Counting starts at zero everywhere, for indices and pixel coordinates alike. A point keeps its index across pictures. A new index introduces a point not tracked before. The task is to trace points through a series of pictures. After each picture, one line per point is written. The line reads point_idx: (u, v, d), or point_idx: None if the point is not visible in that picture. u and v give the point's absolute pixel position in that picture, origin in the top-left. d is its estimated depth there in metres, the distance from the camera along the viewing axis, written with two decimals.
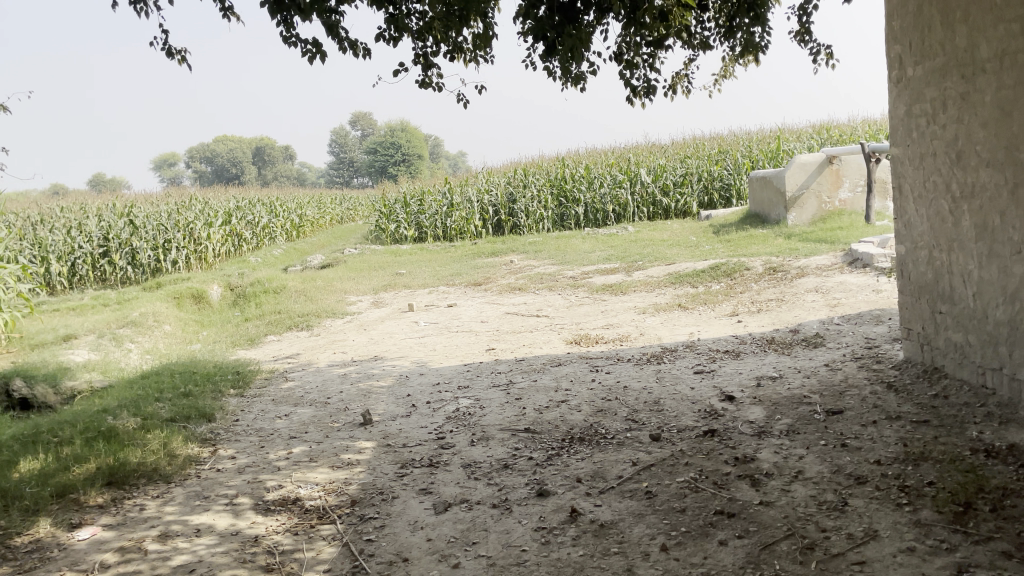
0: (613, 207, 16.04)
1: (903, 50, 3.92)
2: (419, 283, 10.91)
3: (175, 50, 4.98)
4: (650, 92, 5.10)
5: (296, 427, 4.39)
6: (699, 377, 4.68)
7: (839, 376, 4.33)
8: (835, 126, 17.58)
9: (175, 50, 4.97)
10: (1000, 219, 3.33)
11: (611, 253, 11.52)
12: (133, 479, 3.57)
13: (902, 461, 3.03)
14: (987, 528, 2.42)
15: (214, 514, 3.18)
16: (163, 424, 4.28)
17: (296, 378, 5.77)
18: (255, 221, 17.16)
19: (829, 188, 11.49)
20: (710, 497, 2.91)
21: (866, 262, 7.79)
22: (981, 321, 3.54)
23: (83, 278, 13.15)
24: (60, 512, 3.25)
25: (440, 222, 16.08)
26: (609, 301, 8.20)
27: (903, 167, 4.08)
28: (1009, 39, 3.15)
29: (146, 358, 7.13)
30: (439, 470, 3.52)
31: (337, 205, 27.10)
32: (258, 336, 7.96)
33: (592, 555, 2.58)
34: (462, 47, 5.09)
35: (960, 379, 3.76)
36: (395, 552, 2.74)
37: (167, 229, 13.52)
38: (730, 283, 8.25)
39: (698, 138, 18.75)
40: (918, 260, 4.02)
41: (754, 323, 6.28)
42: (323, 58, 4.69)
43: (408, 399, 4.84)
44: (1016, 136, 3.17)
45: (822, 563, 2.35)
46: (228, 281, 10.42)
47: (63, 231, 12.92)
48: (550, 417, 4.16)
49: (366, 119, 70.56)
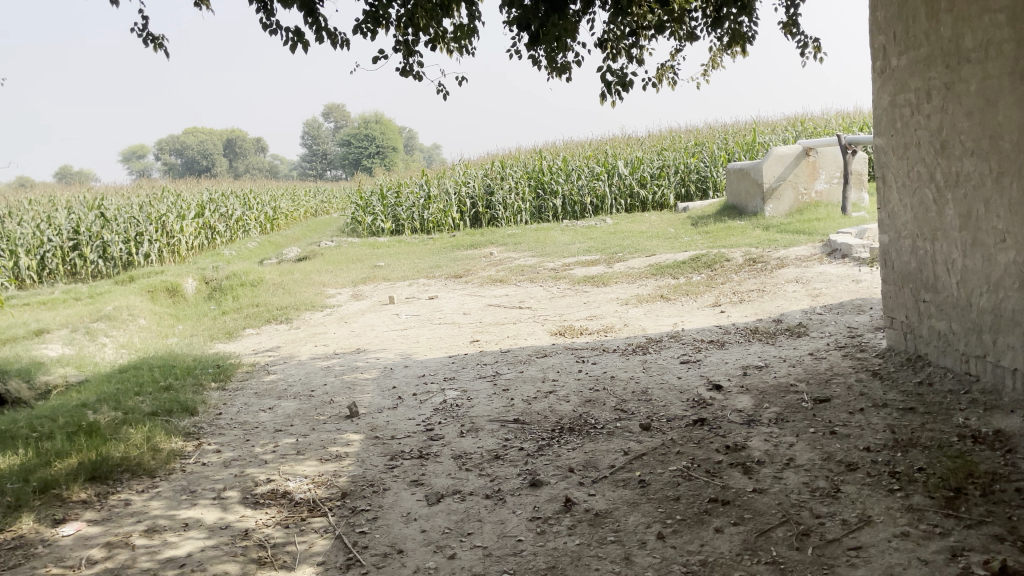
0: (591, 200, 16.07)
1: (887, 41, 3.96)
2: (399, 276, 10.82)
3: (153, 37, 4.83)
4: (624, 87, 5.08)
5: (281, 420, 4.33)
6: (685, 367, 4.70)
7: (824, 364, 4.38)
8: (809, 119, 17.78)
9: (153, 37, 4.83)
10: (984, 208, 3.37)
11: (591, 245, 11.56)
12: (117, 473, 3.49)
13: (891, 448, 3.07)
14: (979, 512, 2.46)
15: (203, 508, 3.12)
16: (145, 418, 4.19)
17: (279, 371, 5.69)
18: (229, 213, 16.86)
19: (806, 180, 11.61)
20: (703, 485, 2.92)
21: (845, 252, 7.89)
22: (965, 309, 3.59)
23: (53, 272, 12.85)
24: (44, 507, 3.16)
25: (417, 215, 15.91)
26: (591, 293, 8.21)
27: (887, 158, 4.12)
28: (994, 30, 3.18)
29: (122, 353, 6.99)
30: (430, 462, 3.49)
31: (312, 197, 26.77)
32: (236, 329, 7.85)
33: (589, 544, 2.57)
34: (443, 37, 5.02)
35: (944, 366, 3.82)
36: (389, 544, 2.71)
37: (139, 222, 13.24)
38: (711, 274, 8.29)
39: (674, 131, 18.82)
40: (902, 249, 4.08)
41: (737, 313, 6.33)
42: (308, 49, 4.59)
43: (395, 391, 4.79)
44: (1001, 126, 3.21)
45: (818, 549, 2.37)
46: (204, 273, 10.22)
47: (32, 224, 12.61)
48: (539, 407, 4.15)
49: (340, 111, 69.81)
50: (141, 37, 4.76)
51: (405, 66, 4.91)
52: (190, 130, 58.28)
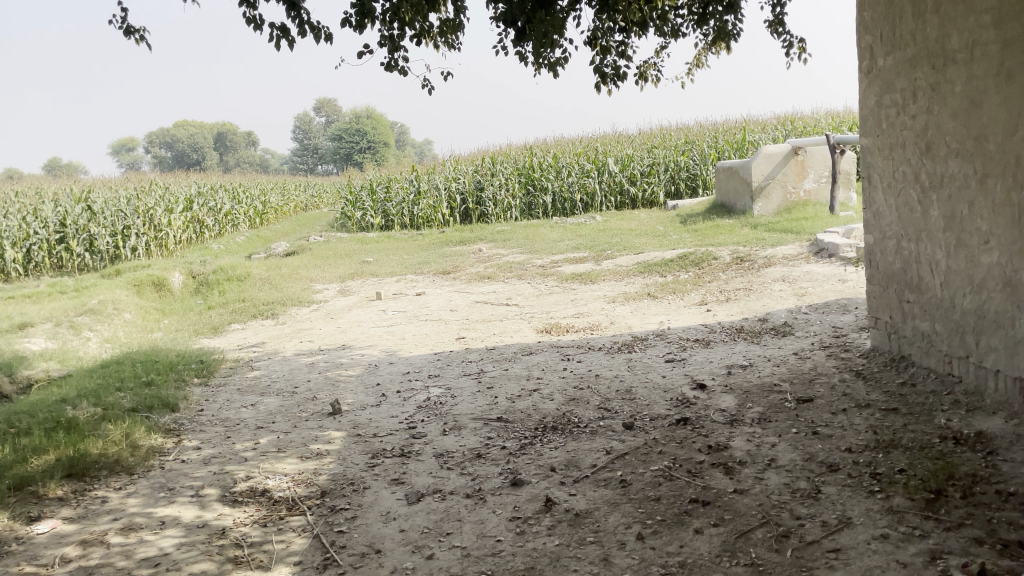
0: (580, 197, 16.10)
1: (874, 40, 3.96)
2: (387, 271, 10.75)
3: (133, 29, 4.74)
4: (619, 78, 5.06)
5: (263, 417, 4.29)
6: (670, 365, 4.70)
7: (809, 364, 4.38)
8: (799, 118, 17.82)
9: (133, 29, 4.74)
10: (968, 209, 3.37)
11: (579, 242, 11.55)
12: (95, 470, 3.44)
13: (873, 449, 3.07)
14: (958, 515, 2.46)
15: (180, 506, 3.08)
16: (124, 414, 4.14)
17: (263, 367, 5.64)
18: (218, 207, 16.71)
19: (794, 179, 11.64)
20: (684, 485, 2.91)
21: (832, 252, 7.91)
22: (949, 309, 3.59)
23: (39, 265, 12.70)
24: (19, 505, 3.11)
25: (407, 210, 15.83)
26: (579, 290, 8.20)
27: (873, 158, 4.12)
28: (979, 30, 3.17)
29: (105, 347, 6.91)
30: (411, 460, 3.47)
31: (302, 191, 26.61)
32: (222, 324, 7.78)
33: (568, 545, 2.56)
34: (429, 32, 4.97)
35: (927, 367, 3.83)
36: (367, 544, 2.68)
37: (126, 215, 13.11)
38: (698, 272, 8.31)
39: (665, 128, 18.83)
40: (887, 249, 4.08)
41: (723, 312, 6.34)
42: (291, 45, 4.51)
43: (378, 388, 4.76)
44: (986, 127, 3.21)
45: (797, 551, 2.36)
46: (191, 267, 10.13)
47: (18, 216, 12.45)
48: (523, 405, 4.13)
49: (332, 106, 69.46)
50: (121, 28, 4.64)
51: (389, 61, 4.86)
52: (180, 123, 57.76)
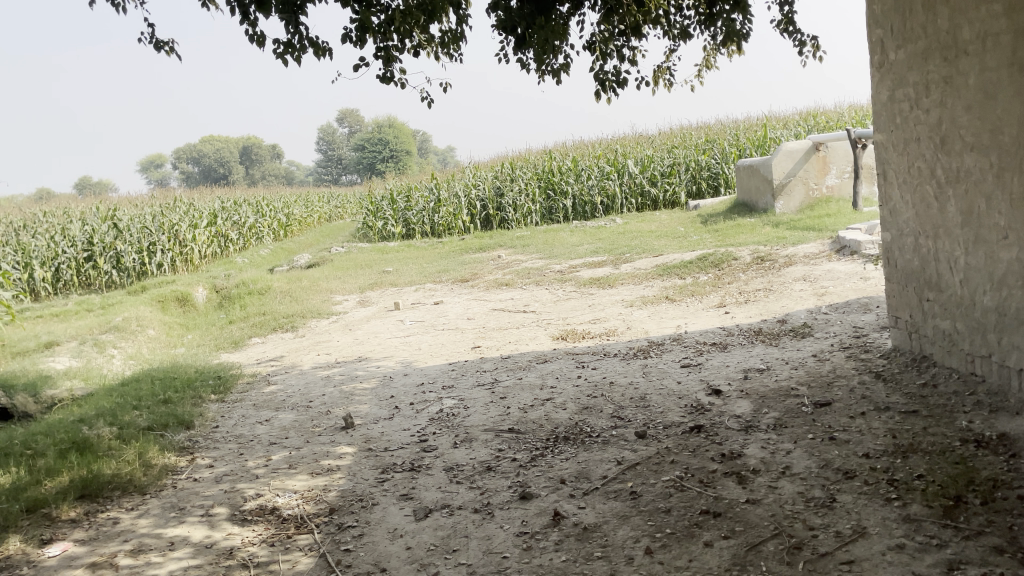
0: (601, 199, 15.97)
1: (884, 34, 3.85)
2: (407, 280, 10.80)
3: (163, 42, 4.83)
4: (619, 85, 5.01)
5: (277, 432, 4.30)
6: (686, 371, 4.62)
7: (828, 366, 4.28)
8: (821, 113, 17.55)
9: (163, 42, 4.83)
10: (986, 204, 3.26)
11: (600, 246, 11.49)
12: (107, 491, 3.47)
13: (890, 454, 2.97)
14: (978, 522, 2.37)
15: (189, 526, 3.09)
16: (139, 434, 4.18)
17: (280, 381, 5.68)
18: (241, 221, 16.92)
19: (816, 175, 11.45)
20: (695, 496, 2.85)
21: (854, 249, 7.76)
22: (969, 308, 3.48)
23: (68, 283, 12.96)
24: (32, 527, 3.15)
25: (427, 218, 15.89)
26: (597, 295, 8.14)
27: (887, 154, 4.02)
28: (991, 21, 3.08)
29: (129, 364, 7.01)
30: (420, 475, 3.44)
31: (326, 203, 26.86)
32: (243, 338, 7.86)
33: (575, 560, 2.51)
34: (430, 42, 4.96)
35: (949, 366, 3.71)
36: (373, 562, 2.66)
37: (151, 232, 13.28)
38: (717, 274, 8.19)
39: (685, 128, 18.68)
40: (905, 247, 3.96)
41: (741, 314, 6.23)
42: (296, 60, 4.51)
43: (392, 401, 4.76)
44: (1000, 120, 3.11)
45: (810, 563, 2.29)
46: (214, 283, 10.28)
47: (47, 236, 12.74)
48: (535, 416, 4.08)
49: (355, 116, 70.20)
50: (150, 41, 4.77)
51: (386, 73, 4.84)
52: (206, 138, 58.60)
